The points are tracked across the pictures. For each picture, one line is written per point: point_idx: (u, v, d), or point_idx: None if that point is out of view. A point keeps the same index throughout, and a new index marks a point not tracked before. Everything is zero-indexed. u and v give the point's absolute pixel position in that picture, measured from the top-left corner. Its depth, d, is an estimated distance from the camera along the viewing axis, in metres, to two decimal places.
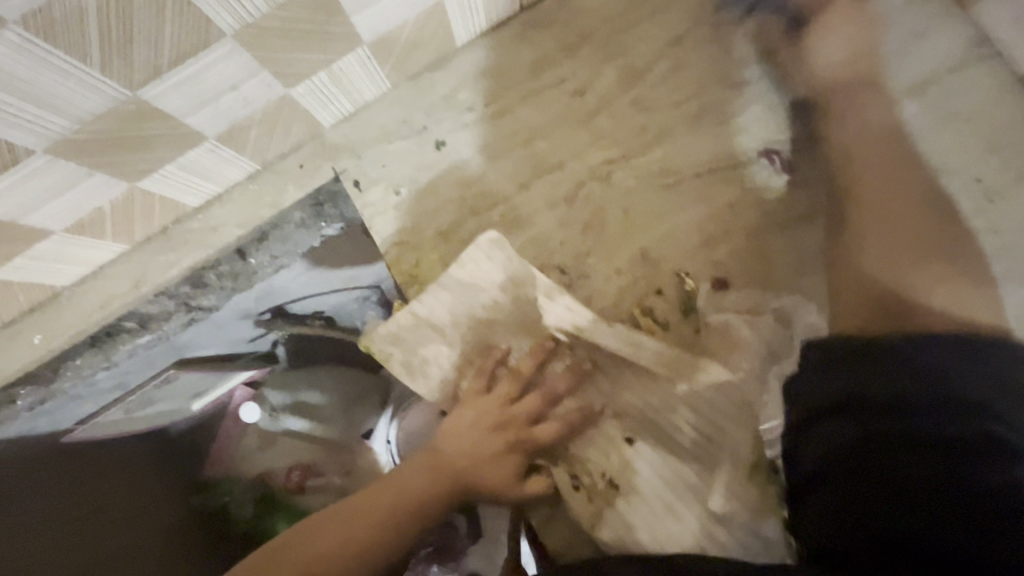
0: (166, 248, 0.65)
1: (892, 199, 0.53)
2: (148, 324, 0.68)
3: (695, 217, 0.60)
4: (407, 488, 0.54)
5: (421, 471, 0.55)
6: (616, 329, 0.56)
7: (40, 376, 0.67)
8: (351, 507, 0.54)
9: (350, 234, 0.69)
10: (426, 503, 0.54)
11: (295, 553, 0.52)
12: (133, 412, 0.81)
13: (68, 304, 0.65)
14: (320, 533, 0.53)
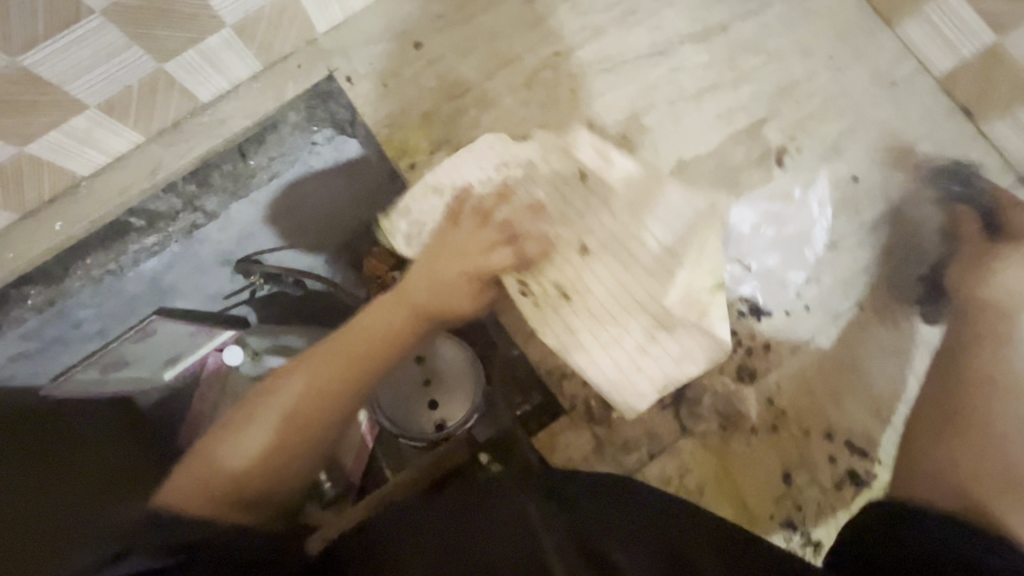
0: (176, 141, 0.75)
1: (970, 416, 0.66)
2: (155, 222, 0.75)
3: (628, 93, 0.76)
4: (377, 324, 0.64)
5: (377, 316, 0.65)
6: (568, 156, 0.67)
7: (53, 273, 0.74)
8: (310, 361, 0.64)
9: (340, 139, 0.79)
10: (390, 332, 0.64)
11: (267, 411, 0.63)
12: (106, 372, 1.18)
13: (87, 193, 0.74)
14: (303, 376, 0.63)
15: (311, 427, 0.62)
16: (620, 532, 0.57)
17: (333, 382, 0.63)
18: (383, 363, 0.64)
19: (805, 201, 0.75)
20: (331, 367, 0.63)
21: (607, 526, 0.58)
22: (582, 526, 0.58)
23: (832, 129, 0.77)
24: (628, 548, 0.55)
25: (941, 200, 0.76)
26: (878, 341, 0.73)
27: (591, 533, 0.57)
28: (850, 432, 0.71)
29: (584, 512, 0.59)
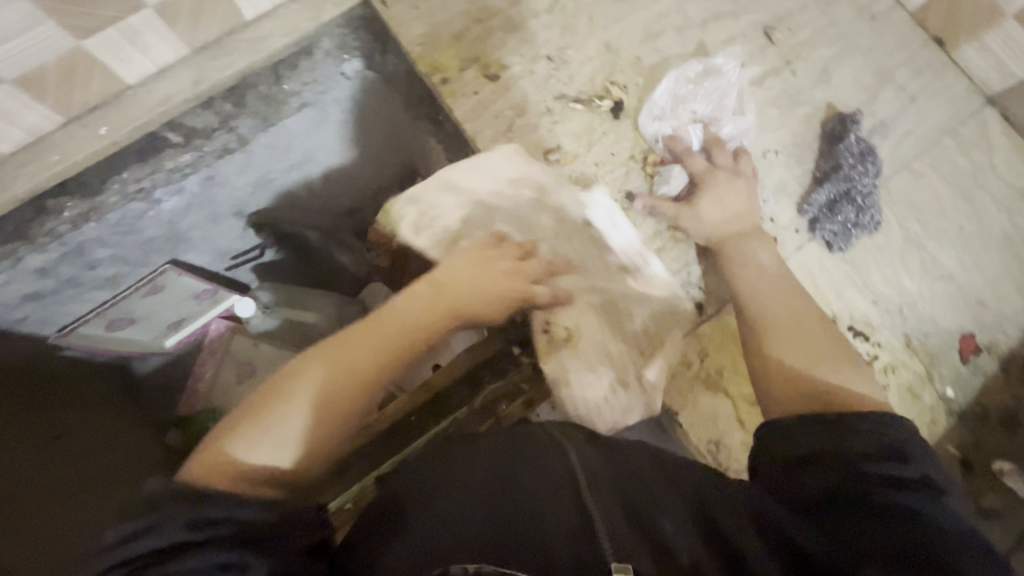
0: (218, 55, 0.78)
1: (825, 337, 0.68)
2: (192, 138, 0.83)
3: (640, 20, 0.84)
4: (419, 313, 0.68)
5: (414, 309, 0.68)
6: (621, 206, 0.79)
7: (90, 187, 0.80)
8: (349, 343, 0.63)
9: (369, 83, 0.92)
10: (430, 329, 0.68)
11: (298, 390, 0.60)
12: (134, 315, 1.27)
13: (131, 99, 0.77)
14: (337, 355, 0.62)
15: (350, 406, 0.61)
16: (671, 501, 0.53)
17: (363, 367, 0.62)
18: (406, 358, 0.65)
19: (802, 116, 0.83)
20: (385, 346, 0.64)
21: (659, 497, 0.54)
22: (624, 482, 0.55)
23: (824, 54, 0.85)
24: (676, 518, 0.51)
25: (919, 116, 0.84)
26: (874, 240, 0.80)
27: (642, 503, 0.52)
28: (851, 318, 0.78)
29: (637, 483, 0.55)
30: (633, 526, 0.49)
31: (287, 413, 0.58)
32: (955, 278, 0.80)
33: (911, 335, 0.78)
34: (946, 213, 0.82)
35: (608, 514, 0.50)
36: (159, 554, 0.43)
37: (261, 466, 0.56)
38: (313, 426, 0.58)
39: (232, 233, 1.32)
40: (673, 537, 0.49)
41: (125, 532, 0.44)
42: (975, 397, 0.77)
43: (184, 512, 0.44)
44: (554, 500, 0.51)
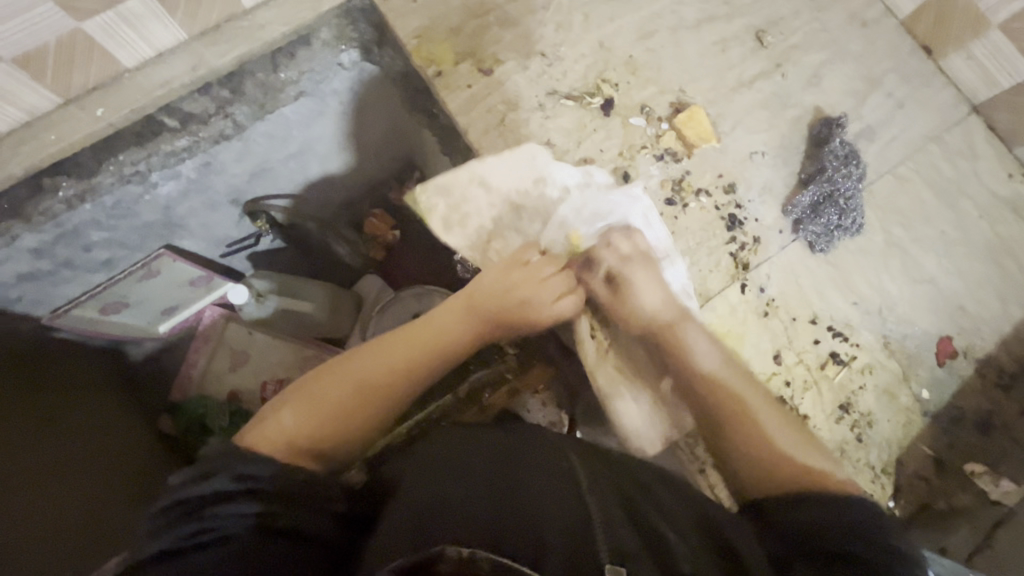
0: (218, 41, 0.80)
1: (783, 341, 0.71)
2: (187, 123, 0.84)
3: (634, 20, 0.85)
4: (461, 315, 0.69)
5: (458, 310, 0.69)
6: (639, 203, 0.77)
7: (85, 168, 0.80)
8: (394, 339, 0.67)
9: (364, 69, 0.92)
10: (472, 332, 0.68)
11: (342, 377, 0.64)
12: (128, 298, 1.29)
13: (129, 83, 0.78)
14: (381, 351, 0.66)
15: (386, 398, 0.64)
16: (678, 517, 0.56)
17: (405, 363, 0.65)
18: (448, 357, 0.67)
19: (790, 119, 0.84)
20: (425, 344, 0.67)
21: (662, 509, 0.57)
22: (627, 494, 0.57)
23: (814, 59, 0.86)
24: (680, 532, 0.53)
25: (906, 122, 0.85)
26: (857, 243, 0.81)
27: (644, 512, 0.55)
28: (831, 318, 0.79)
29: (641, 497, 0.58)
30: (633, 529, 0.51)
31: (337, 397, 0.63)
32: (935, 282, 0.81)
33: (890, 336, 0.79)
34: (929, 218, 0.83)
35: (607, 515, 0.52)
36: (213, 495, 0.50)
37: (313, 441, 0.61)
38: (358, 411, 0.63)
39: (228, 221, 1.33)
40: (672, 542, 0.51)
41: (188, 476, 0.52)
42: (951, 400, 0.79)
43: (235, 465, 0.52)
44: (554, 496, 0.54)
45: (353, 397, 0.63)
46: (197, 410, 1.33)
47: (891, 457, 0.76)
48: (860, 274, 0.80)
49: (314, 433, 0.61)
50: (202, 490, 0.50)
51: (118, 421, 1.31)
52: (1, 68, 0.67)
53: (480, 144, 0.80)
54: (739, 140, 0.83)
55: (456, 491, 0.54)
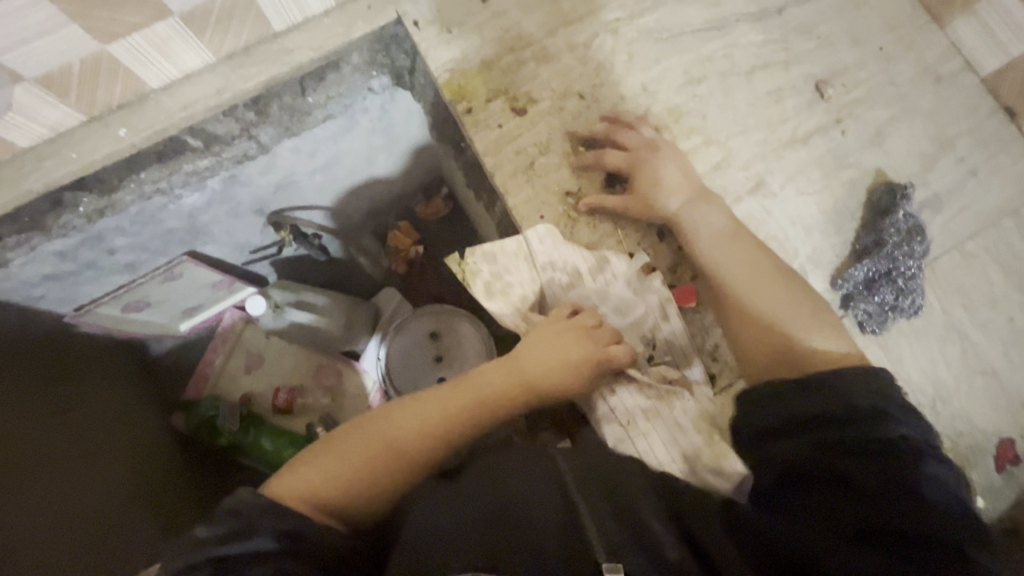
0: (245, 65, 0.78)
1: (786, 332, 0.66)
2: (212, 144, 0.82)
3: (683, 62, 0.79)
4: (497, 380, 0.66)
5: (494, 372, 0.66)
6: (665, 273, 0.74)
7: (106, 186, 0.80)
8: (427, 400, 0.64)
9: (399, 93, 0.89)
10: (507, 400, 0.65)
11: (372, 435, 0.62)
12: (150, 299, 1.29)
13: (154, 104, 0.77)
14: (413, 411, 0.63)
15: (415, 463, 0.61)
16: (648, 493, 0.54)
17: (437, 423, 0.62)
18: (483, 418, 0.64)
19: (847, 181, 0.77)
20: (459, 407, 0.64)
21: (630, 483, 0.56)
22: (606, 483, 0.55)
23: (879, 115, 0.79)
24: (657, 514, 0.52)
25: (978, 193, 0.77)
26: (912, 325, 0.73)
27: (628, 504, 0.53)
28: None
29: (615, 485, 0.54)
30: (620, 527, 0.50)
31: (365, 456, 0.60)
32: (999, 375, 0.73)
33: (943, 433, 0.71)
34: (996, 302, 0.75)
35: (593, 512, 0.51)
36: (253, 554, 0.48)
37: (333, 500, 0.58)
38: (385, 471, 0.60)
39: (252, 230, 1.32)
40: (657, 536, 0.50)
41: (214, 532, 0.49)
42: (1006, 509, 0.70)
43: (268, 522, 0.50)
44: (544, 499, 0.52)
45: (381, 458, 0.60)
46: (208, 412, 1.30)
47: None
48: (913, 361, 0.73)
49: (342, 492, 0.58)
50: (240, 549, 0.48)
51: (130, 416, 1.31)
52: (24, 86, 0.66)
53: (506, 188, 0.76)
54: (787, 201, 0.76)
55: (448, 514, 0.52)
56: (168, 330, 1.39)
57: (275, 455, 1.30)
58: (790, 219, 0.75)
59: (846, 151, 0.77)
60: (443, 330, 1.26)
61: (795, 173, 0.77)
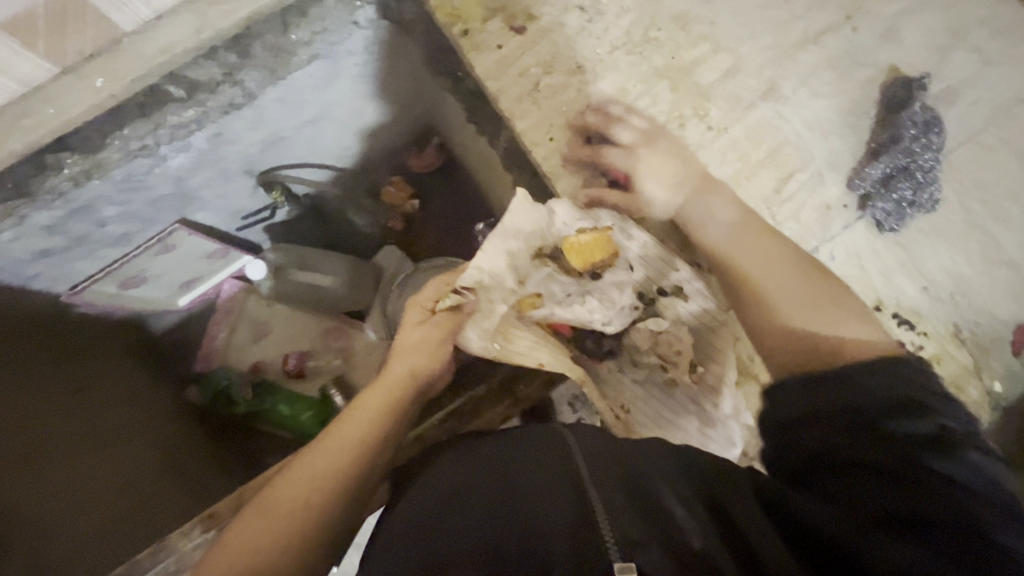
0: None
1: (770, 262, 0.59)
2: (194, 92, 0.77)
3: None
4: (377, 393, 0.58)
5: (375, 401, 0.58)
6: None
7: (90, 143, 0.75)
8: (314, 448, 0.55)
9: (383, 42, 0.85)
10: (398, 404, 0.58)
11: (269, 512, 0.51)
12: (145, 273, 1.25)
13: (127, 49, 0.71)
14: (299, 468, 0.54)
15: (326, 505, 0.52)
16: (673, 478, 0.47)
17: (331, 477, 0.53)
18: (382, 457, 0.56)
19: (860, 80, 0.74)
20: (347, 434, 0.55)
21: (658, 467, 0.48)
22: (627, 466, 0.49)
23: (890, 9, 0.76)
24: (681, 495, 0.45)
25: (992, 83, 0.75)
26: (928, 221, 0.73)
27: (645, 483, 0.47)
28: (897, 304, 0.72)
29: (646, 464, 0.49)
30: (645, 525, 0.42)
31: (263, 531, 0.50)
32: (1015, 265, 0.73)
33: (962, 324, 0.72)
34: (1014, 193, 0.74)
35: (609, 504, 0.44)
36: None
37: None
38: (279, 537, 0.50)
39: (242, 193, 1.28)
40: (678, 517, 0.43)
41: None
42: None
43: None
44: (557, 503, 0.45)
45: (285, 521, 0.51)
46: (221, 381, 1.27)
47: None
48: (931, 257, 0.73)
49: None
50: None
51: (144, 391, 1.29)
52: None
53: (512, 112, 0.73)
54: (803, 104, 0.74)
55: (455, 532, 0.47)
56: (170, 306, 1.34)
57: (292, 420, 1.24)
58: (805, 123, 0.74)
59: (857, 50, 0.75)
60: None
61: (806, 75, 0.74)
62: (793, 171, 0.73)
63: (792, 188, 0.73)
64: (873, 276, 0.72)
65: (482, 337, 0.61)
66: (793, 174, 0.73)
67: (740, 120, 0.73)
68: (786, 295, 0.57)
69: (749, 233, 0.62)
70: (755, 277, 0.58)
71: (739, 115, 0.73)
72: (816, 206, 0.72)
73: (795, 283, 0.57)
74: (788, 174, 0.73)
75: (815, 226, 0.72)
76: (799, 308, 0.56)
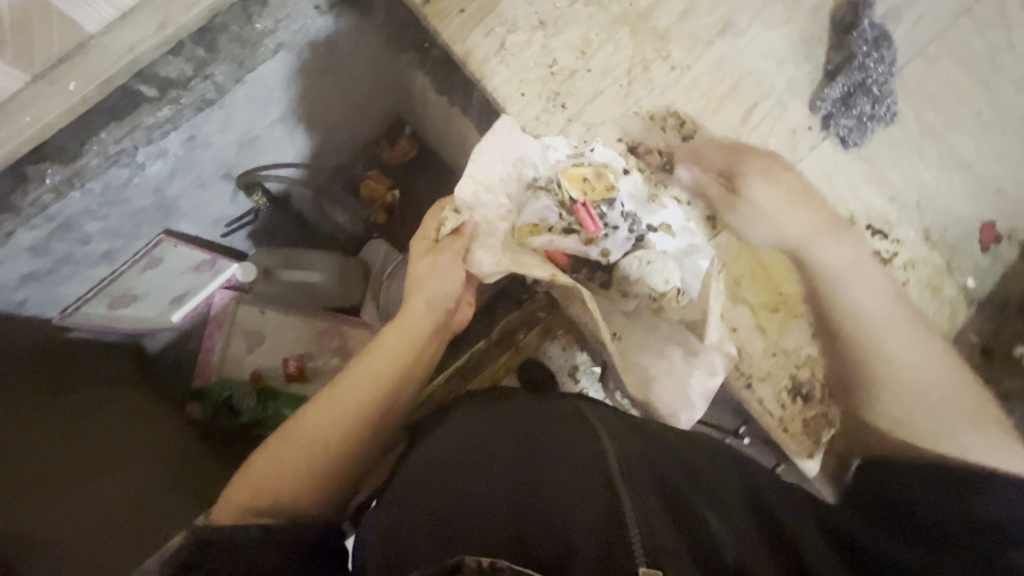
0: None
1: (900, 386, 0.59)
2: (167, 90, 0.78)
3: None
4: (404, 333, 0.61)
5: (401, 338, 0.61)
6: (652, 126, 0.75)
7: (67, 150, 0.76)
8: (346, 380, 0.60)
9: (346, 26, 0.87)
10: (424, 347, 0.62)
11: (305, 432, 0.58)
12: (134, 290, 1.25)
13: (93, 51, 0.71)
14: (332, 398, 0.59)
15: (358, 432, 0.58)
16: (722, 497, 0.50)
17: (359, 409, 0.58)
18: (408, 393, 0.61)
19: (809, 7, 0.77)
20: (376, 371, 0.60)
21: (701, 484, 0.51)
22: (664, 471, 0.51)
23: None
24: (720, 510, 0.48)
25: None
26: (889, 134, 0.77)
27: (683, 490, 0.49)
28: (868, 216, 0.76)
29: (686, 474, 0.52)
30: (676, 529, 0.43)
31: (297, 450, 0.57)
32: (973, 168, 0.77)
33: (931, 229, 0.76)
34: (964, 99, 0.78)
35: (639, 503, 0.45)
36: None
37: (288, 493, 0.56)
38: (299, 472, 0.56)
39: (222, 200, 1.28)
40: (714, 527, 0.45)
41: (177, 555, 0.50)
42: (995, 286, 0.76)
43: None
44: (584, 497, 0.47)
45: (320, 442, 0.57)
46: (223, 394, 1.27)
47: None
48: (896, 169, 0.76)
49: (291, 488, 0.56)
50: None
51: (151, 407, 1.28)
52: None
53: (482, 73, 0.75)
54: (758, 37, 0.77)
55: (472, 497, 0.49)
56: (164, 324, 1.33)
57: None
58: (762, 55, 0.77)
59: None
60: None
61: (758, 9, 0.77)
62: (756, 101, 0.76)
63: (757, 117, 0.76)
64: (842, 191, 0.76)
65: (492, 255, 0.63)
66: (756, 104, 0.76)
67: (701, 57, 0.76)
68: (917, 406, 0.58)
69: (889, 325, 0.62)
70: (874, 382, 0.61)
71: (698, 53, 0.76)
72: (780, 132, 0.76)
73: (921, 396, 0.58)
74: (752, 104, 0.76)
75: (783, 150, 0.75)
76: (920, 416, 0.58)
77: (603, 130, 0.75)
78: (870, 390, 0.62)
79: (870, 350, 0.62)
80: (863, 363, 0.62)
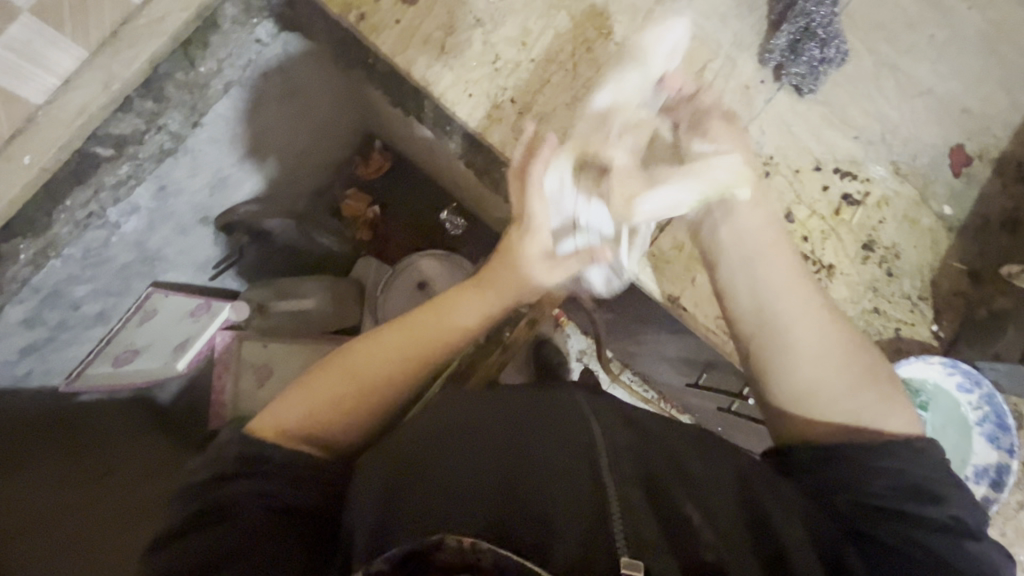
0: (120, 49, 0.74)
1: (803, 350, 0.55)
2: (123, 148, 0.79)
3: None
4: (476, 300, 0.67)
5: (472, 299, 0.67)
6: None
7: (37, 221, 0.77)
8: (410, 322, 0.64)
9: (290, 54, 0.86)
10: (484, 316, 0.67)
11: (363, 365, 0.60)
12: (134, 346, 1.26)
13: (43, 121, 0.73)
14: (398, 337, 0.62)
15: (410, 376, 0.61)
16: (717, 481, 0.50)
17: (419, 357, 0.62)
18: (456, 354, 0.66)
19: None
20: (444, 322, 0.64)
21: (696, 478, 0.50)
22: (656, 465, 0.50)
23: None
24: (709, 509, 0.48)
25: None
26: (844, 73, 0.76)
27: (670, 480, 0.49)
28: (834, 160, 0.75)
29: (675, 468, 0.51)
30: (660, 525, 0.45)
31: (351, 381, 0.59)
32: (936, 92, 0.76)
33: (899, 161, 0.75)
34: (918, 26, 0.76)
35: (624, 500, 0.46)
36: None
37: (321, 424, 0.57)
38: (344, 415, 0.58)
39: (205, 243, 1.29)
40: (697, 526, 0.46)
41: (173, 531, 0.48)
42: (974, 208, 0.75)
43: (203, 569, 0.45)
44: (569, 488, 0.47)
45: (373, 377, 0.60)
46: None
47: (923, 281, 0.74)
48: (856, 108, 0.76)
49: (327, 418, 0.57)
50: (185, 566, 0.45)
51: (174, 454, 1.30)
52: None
53: (428, 80, 0.75)
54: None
55: (462, 469, 0.49)
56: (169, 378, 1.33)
57: None
58: (706, 15, 0.76)
59: None
60: (427, 277, 1.30)
61: None
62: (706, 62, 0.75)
63: (710, 78, 0.75)
64: (805, 139, 0.75)
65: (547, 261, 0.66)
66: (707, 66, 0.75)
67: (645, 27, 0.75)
68: (820, 369, 0.54)
69: (798, 285, 0.58)
70: (783, 350, 0.55)
71: (641, 23, 0.75)
72: (734, 90, 0.75)
73: (823, 358, 0.54)
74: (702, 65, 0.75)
75: (739, 107, 0.75)
76: (827, 388, 0.53)
77: (557, 117, 0.75)
78: (776, 364, 0.56)
79: (775, 319, 0.56)
80: (768, 335, 0.56)
